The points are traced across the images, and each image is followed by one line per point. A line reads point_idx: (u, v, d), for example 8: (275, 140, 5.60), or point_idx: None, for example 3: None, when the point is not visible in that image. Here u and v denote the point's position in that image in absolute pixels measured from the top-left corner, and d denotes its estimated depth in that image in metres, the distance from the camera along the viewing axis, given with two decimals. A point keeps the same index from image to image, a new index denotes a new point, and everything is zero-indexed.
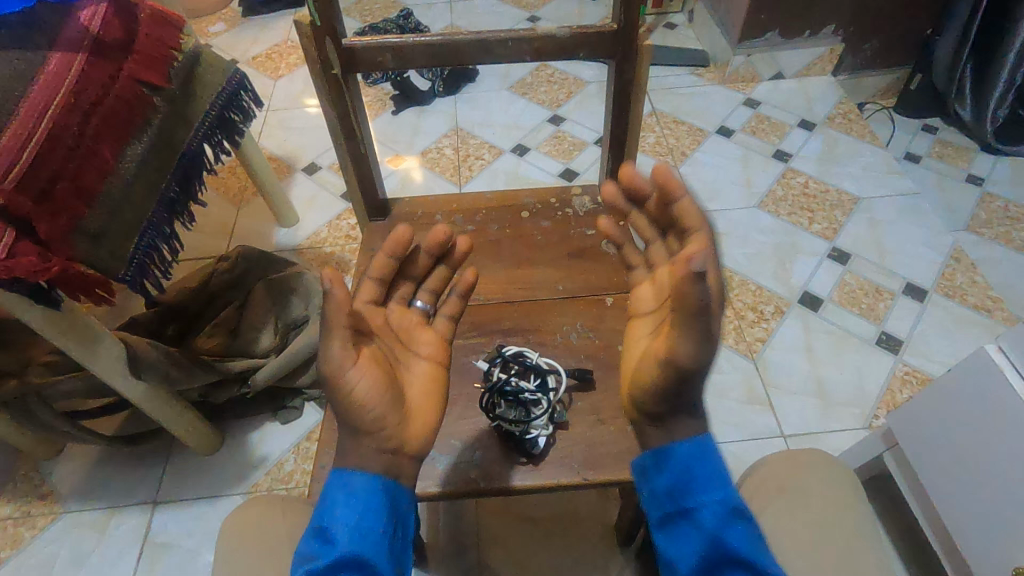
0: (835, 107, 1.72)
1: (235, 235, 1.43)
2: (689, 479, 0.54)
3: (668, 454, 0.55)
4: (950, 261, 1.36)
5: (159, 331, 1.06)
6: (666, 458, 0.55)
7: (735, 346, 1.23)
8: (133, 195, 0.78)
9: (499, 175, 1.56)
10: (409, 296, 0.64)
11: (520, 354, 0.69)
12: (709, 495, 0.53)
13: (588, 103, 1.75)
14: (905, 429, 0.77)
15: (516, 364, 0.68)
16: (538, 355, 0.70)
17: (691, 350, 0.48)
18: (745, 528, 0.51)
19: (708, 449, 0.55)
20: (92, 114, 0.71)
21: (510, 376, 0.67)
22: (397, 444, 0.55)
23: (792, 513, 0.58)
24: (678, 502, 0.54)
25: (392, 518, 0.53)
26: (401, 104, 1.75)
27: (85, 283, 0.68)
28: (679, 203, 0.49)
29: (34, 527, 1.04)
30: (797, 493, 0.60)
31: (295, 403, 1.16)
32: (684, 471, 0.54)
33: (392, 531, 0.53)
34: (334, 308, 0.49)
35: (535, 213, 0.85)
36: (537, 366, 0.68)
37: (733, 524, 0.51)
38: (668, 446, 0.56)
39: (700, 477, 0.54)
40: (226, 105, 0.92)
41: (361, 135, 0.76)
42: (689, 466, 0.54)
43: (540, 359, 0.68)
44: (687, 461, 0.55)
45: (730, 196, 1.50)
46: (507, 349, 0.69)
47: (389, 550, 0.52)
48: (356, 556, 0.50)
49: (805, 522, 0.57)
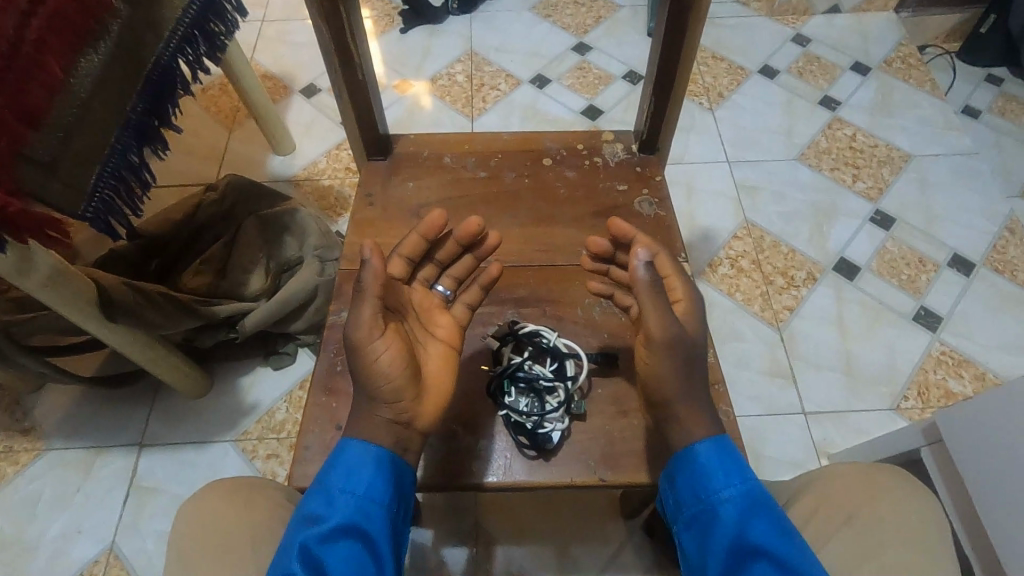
0: (894, 49, 1.54)
1: (225, 161, 1.32)
2: (708, 477, 0.48)
3: (689, 453, 0.48)
4: (1003, 232, 1.25)
5: (142, 265, 0.98)
6: (687, 457, 0.48)
7: (760, 313, 1.14)
8: (92, 116, 0.68)
9: (515, 109, 1.42)
10: (431, 279, 0.58)
11: (535, 334, 0.61)
12: (729, 489, 0.47)
13: (619, 30, 1.57)
14: (946, 426, 0.70)
15: (532, 344, 0.60)
16: (555, 335, 0.61)
17: (662, 318, 0.47)
18: (776, 527, 0.45)
19: (725, 440, 0.49)
20: (35, 16, 0.59)
21: (523, 359, 0.59)
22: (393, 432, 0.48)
23: (865, 543, 0.50)
24: (701, 505, 0.48)
25: (399, 494, 0.49)
26: (410, 21, 1.57)
27: (32, 224, 0.59)
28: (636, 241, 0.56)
29: (17, 463, 1.00)
30: (871, 520, 0.51)
31: (288, 349, 1.09)
32: (706, 470, 0.48)
33: (396, 506, 0.48)
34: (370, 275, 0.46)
35: (559, 161, 0.73)
36: (555, 348, 0.60)
37: (763, 523, 0.45)
38: (690, 445, 0.49)
39: (724, 477, 0.47)
40: (205, 11, 0.78)
41: (359, 57, 0.63)
42: (709, 464, 0.48)
43: (558, 340, 0.60)
44: (710, 460, 0.48)
45: (769, 145, 1.37)
46: (520, 326, 0.61)
47: (392, 525, 0.48)
48: (358, 527, 0.46)
49: (876, 555, 0.49)
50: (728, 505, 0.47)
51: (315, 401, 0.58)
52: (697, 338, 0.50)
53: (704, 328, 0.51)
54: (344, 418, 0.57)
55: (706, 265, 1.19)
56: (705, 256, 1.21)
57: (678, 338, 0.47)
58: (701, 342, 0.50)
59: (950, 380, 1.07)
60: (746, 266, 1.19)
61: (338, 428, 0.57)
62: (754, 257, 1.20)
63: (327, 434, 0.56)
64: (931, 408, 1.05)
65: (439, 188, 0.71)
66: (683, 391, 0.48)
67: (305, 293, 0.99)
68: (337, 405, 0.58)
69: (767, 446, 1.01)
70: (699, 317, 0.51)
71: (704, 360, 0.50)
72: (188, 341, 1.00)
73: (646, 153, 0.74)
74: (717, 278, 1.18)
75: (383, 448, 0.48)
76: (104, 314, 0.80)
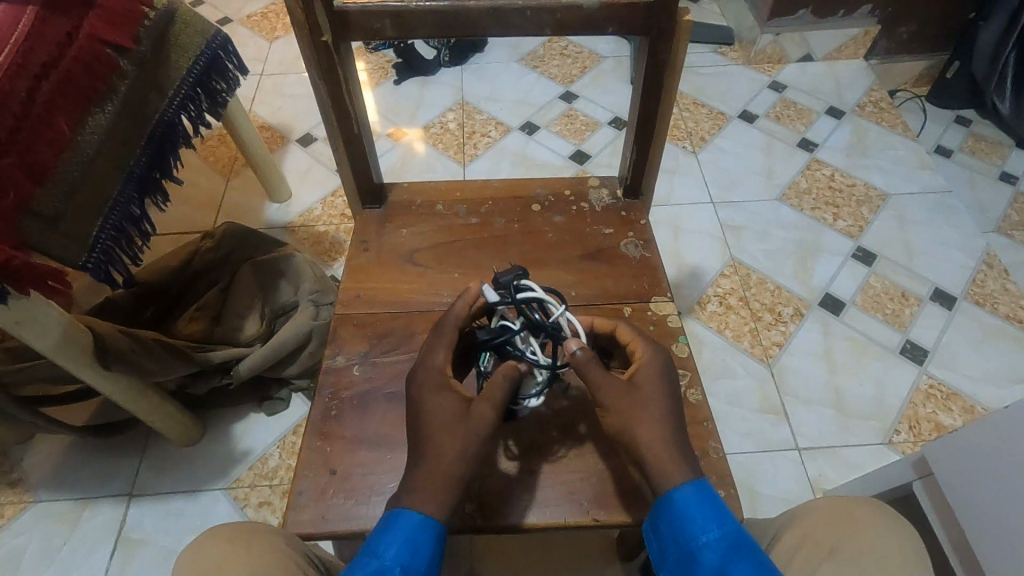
0: (866, 94, 1.61)
1: (223, 209, 1.35)
2: (688, 524, 0.48)
3: (670, 500, 0.49)
4: (981, 267, 1.29)
5: (136, 313, 0.99)
6: (668, 504, 0.49)
7: (749, 349, 1.15)
8: (94, 173, 0.71)
9: (506, 155, 1.47)
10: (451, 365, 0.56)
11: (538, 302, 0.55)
12: (708, 535, 0.47)
13: (604, 79, 1.64)
14: (934, 458, 0.71)
15: (533, 316, 0.55)
16: (559, 308, 0.55)
17: (608, 381, 0.52)
18: (756, 570, 0.46)
19: (704, 486, 0.49)
20: (45, 78, 0.63)
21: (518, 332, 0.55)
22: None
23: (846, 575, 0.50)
24: (682, 552, 0.48)
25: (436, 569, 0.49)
26: (403, 73, 1.64)
27: (34, 275, 0.61)
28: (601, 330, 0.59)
29: (2, 516, 0.98)
30: (852, 551, 0.52)
31: (281, 394, 1.08)
32: (686, 516, 0.48)
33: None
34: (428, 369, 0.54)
35: (547, 207, 0.76)
36: (557, 327, 0.55)
37: (743, 567, 0.46)
38: (669, 491, 0.49)
39: (705, 524, 0.48)
40: (207, 71, 0.85)
41: (354, 112, 0.67)
42: (689, 510, 0.48)
43: (560, 318, 0.55)
44: (690, 507, 0.48)
45: (752, 186, 1.41)
46: (526, 293, 0.55)
47: None
48: None
49: None
50: (708, 551, 0.47)
51: (310, 445, 0.59)
52: (654, 382, 0.53)
53: (670, 376, 0.54)
54: (339, 462, 0.58)
55: (695, 303, 1.22)
56: (693, 295, 1.23)
57: (625, 393, 0.51)
58: (659, 385, 0.52)
59: (940, 413, 1.08)
60: (734, 303, 1.22)
61: (332, 473, 0.57)
62: (741, 294, 1.23)
63: (321, 479, 0.57)
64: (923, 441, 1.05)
65: (432, 233, 0.74)
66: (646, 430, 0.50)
67: (299, 335, 0.99)
68: (331, 449, 0.58)
69: (762, 483, 1.01)
70: (659, 366, 0.54)
71: (666, 402, 0.52)
72: (182, 387, 1.00)
73: (630, 198, 0.77)
74: (706, 315, 1.20)
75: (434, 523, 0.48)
76: (98, 362, 0.80)
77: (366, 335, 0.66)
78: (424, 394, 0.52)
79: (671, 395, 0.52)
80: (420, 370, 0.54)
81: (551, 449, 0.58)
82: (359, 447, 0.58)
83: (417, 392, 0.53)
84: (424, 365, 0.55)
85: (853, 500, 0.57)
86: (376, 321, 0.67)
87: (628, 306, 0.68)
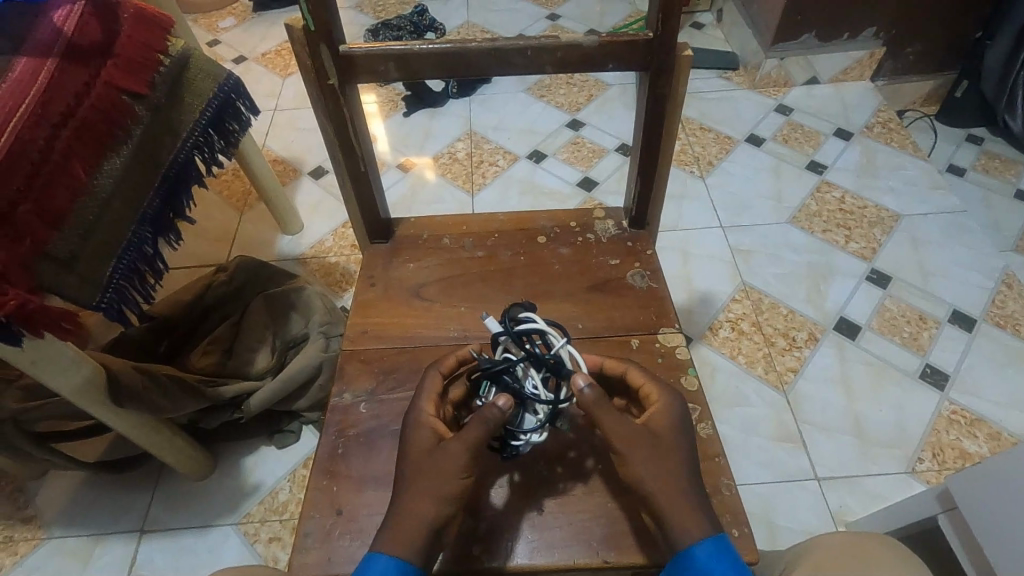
0: (874, 115, 1.61)
1: (236, 242, 1.37)
2: None
3: (688, 555, 0.47)
4: (1000, 287, 1.26)
5: (151, 348, 0.99)
6: (687, 559, 0.47)
7: (764, 376, 1.13)
8: (109, 213, 0.73)
9: (513, 183, 1.48)
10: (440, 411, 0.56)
11: (541, 333, 0.55)
12: None
13: (609, 106, 1.66)
14: (957, 491, 0.68)
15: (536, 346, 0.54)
16: (561, 341, 0.55)
17: (621, 427, 0.52)
18: None
19: (724, 544, 0.48)
20: (64, 126, 0.66)
21: (518, 360, 0.54)
22: (402, 530, 0.48)
23: None
24: None
25: None
26: (413, 105, 1.67)
27: (50, 318, 0.62)
28: (624, 371, 0.58)
29: (15, 553, 0.98)
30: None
31: (291, 427, 1.09)
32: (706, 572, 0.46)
33: None
34: (418, 421, 0.54)
35: (553, 238, 0.77)
36: (561, 361, 0.54)
37: None
38: (687, 546, 0.47)
39: None
40: (220, 111, 0.88)
41: (362, 152, 0.68)
42: (711, 567, 0.46)
43: (562, 350, 0.54)
44: (708, 561, 0.47)
45: (761, 210, 1.41)
46: (528, 324, 0.55)
47: None
48: None
49: None
50: None
51: (316, 485, 0.58)
52: (672, 430, 0.52)
53: (686, 425, 0.54)
54: (345, 502, 0.57)
55: (706, 329, 1.20)
56: (704, 321, 1.22)
57: (636, 438, 0.51)
58: (676, 435, 0.52)
59: (964, 440, 1.05)
60: (746, 328, 1.20)
61: (339, 513, 0.56)
62: (753, 320, 1.21)
63: (328, 520, 0.56)
64: (947, 470, 1.02)
65: (438, 267, 0.74)
66: (663, 481, 0.49)
67: (310, 369, 1.00)
68: (338, 489, 0.58)
69: (781, 514, 0.98)
70: (675, 414, 0.54)
71: (684, 453, 0.52)
72: (193, 422, 1.01)
73: (635, 228, 0.77)
74: (718, 341, 1.18)
75: (406, 563, 0.47)
76: (113, 401, 0.81)
77: (373, 371, 0.66)
78: (408, 434, 0.53)
79: (687, 445, 0.52)
80: (408, 414, 0.55)
81: (560, 487, 0.57)
82: (366, 486, 0.58)
83: (405, 436, 0.54)
84: (411, 408, 0.56)
85: (879, 538, 0.53)
86: (384, 357, 0.67)
87: (635, 338, 0.68)
